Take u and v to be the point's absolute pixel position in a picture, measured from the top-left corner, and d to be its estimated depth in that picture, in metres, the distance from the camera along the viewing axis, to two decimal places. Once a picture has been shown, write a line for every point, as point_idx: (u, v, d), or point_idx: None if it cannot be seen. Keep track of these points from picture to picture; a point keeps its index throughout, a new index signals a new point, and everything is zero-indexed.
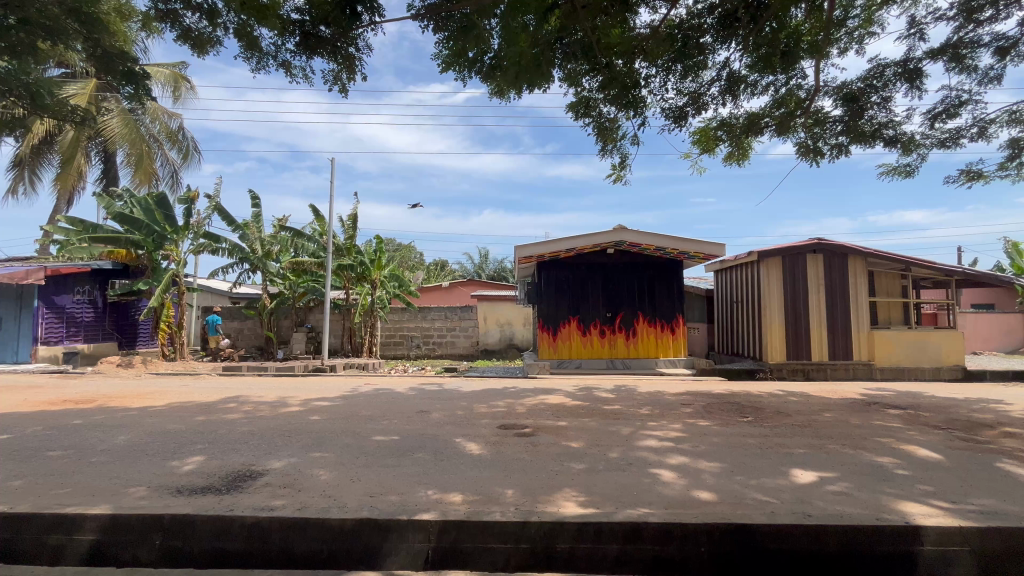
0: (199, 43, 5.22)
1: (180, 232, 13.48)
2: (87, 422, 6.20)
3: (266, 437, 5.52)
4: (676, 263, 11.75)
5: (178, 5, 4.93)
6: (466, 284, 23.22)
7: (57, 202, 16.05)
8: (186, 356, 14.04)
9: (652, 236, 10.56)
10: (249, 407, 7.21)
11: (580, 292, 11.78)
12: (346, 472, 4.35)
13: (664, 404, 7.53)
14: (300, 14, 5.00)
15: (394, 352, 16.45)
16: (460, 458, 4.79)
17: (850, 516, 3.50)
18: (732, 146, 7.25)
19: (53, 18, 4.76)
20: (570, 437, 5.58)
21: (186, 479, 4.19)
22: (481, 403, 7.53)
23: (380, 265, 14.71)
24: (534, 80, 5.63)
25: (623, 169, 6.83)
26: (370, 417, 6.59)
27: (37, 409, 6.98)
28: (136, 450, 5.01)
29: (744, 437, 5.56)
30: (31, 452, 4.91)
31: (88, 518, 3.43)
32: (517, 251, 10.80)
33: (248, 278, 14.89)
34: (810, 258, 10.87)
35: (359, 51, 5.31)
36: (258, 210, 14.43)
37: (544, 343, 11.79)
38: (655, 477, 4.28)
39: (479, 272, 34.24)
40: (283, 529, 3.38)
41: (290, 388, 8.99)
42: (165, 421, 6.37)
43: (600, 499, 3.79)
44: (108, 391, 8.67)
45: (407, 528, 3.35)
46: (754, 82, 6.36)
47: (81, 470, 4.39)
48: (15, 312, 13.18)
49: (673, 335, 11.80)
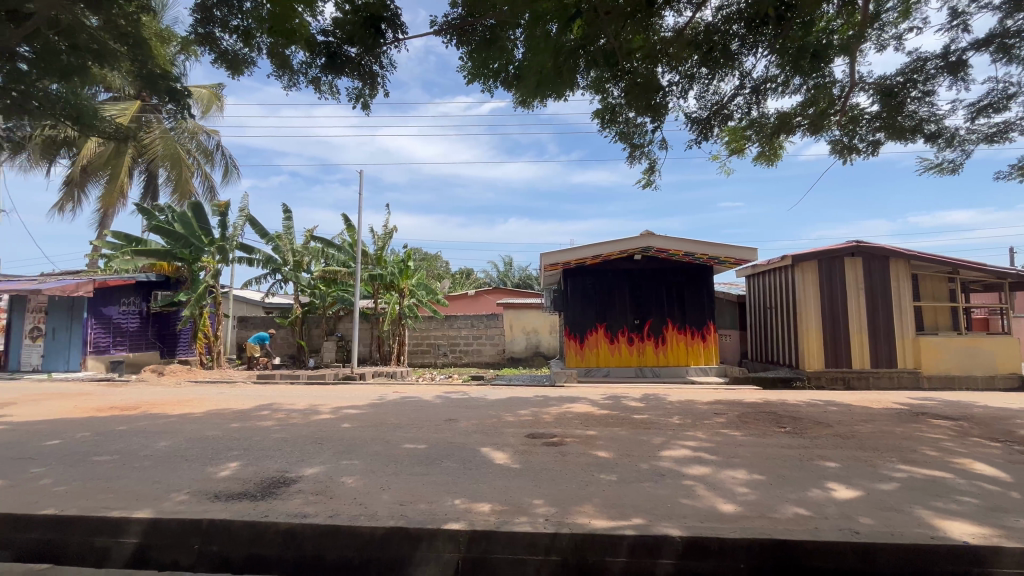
0: (234, 65, 5.45)
1: (215, 244, 14.05)
2: (130, 429, 6.44)
3: (299, 444, 5.65)
4: (706, 267, 11.51)
5: (216, 28, 5.19)
6: (493, 292, 23.33)
7: (106, 218, 16.99)
8: (222, 365, 14.56)
9: (681, 240, 10.22)
10: (281, 414, 7.38)
11: (607, 298, 11.65)
12: (377, 480, 4.38)
13: (696, 413, 7.34)
14: (327, 35, 5.17)
15: (422, 361, 16.62)
16: (488, 467, 4.78)
17: (901, 533, 3.30)
18: (763, 146, 7.06)
19: (100, 42, 5.09)
20: (600, 446, 5.50)
21: (223, 485, 4.31)
22: (508, 411, 7.51)
23: (408, 274, 14.88)
24: (557, 88, 5.64)
25: (652, 175, 6.74)
26: (399, 425, 6.64)
27: (87, 416, 7.33)
28: (176, 456, 5.18)
29: (782, 448, 5.36)
30: (80, 456, 5.15)
31: (133, 522, 3.54)
32: (544, 259, 10.58)
33: (280, 288, 15.31)
34: (846, 262, 10.45)
35: (383, 68, 5.42)
36: (290, 222, 14.87)
37: (571, 351, 11.68)
38: (688, 489, 4.16)
39: (505, 280, 34.25)
40: (317, 536, 3.41)
41: (322, 396, 9.16)
42: (204, 427, 6.58)
43: (632, 510, 3.71)
44: (150, 399, 8.96)
45: (437, 537, 3.34)
46: (784, 81, 6.18)
47: (126, 474, 4.57)
48: (67, 324, 14.04)
49: (704, 342, 11.54)
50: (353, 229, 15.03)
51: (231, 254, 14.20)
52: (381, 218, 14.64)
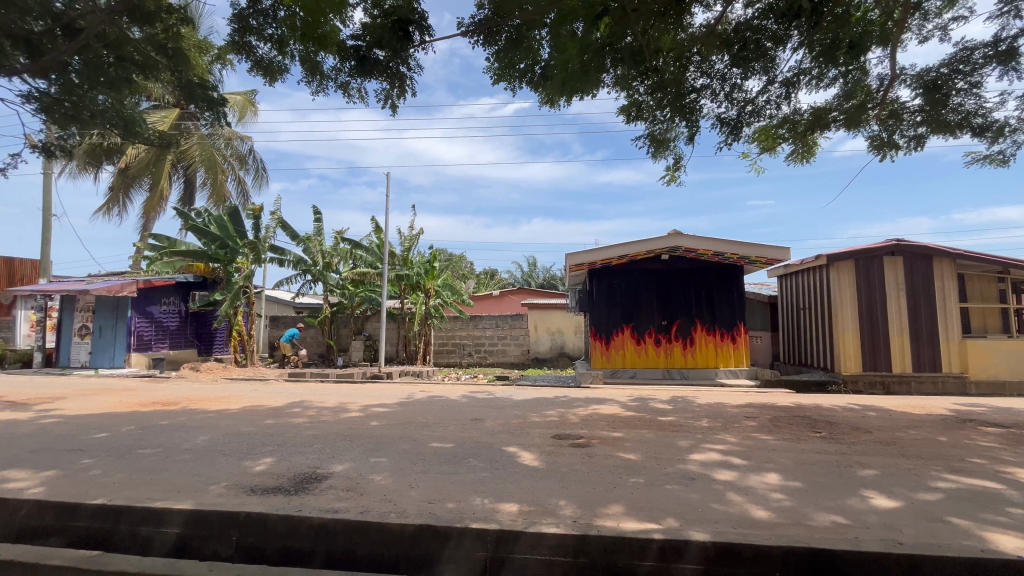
0: (269, 72, 5.61)
1: (248, 246, 14.43)
2: (171, 423, 6.72)
3: (330, 441, 5.78)
4: (736, 267, 11.25)
5: (252, 36, 5.36)
6: (518, 292, 23.36)
7: (147, 222, 17.76)
8: (255, 363, 15.03)
9: (710, 240, 10.01)
10: (313, 412, 7.58)
11: (633, 299, 11.50)
12: (405, 478, 4.44)
13: (726, 416, 7.17)
14: (357, 40, 5.28)
15: (447, 360, 16.77)
16: (515, 468, 4.78)
17: (947, 545, 3.15)
18: (796, 143, 6.85)
19: (144, 54, 5.34)
20: (627, 448, 5.44)
21: (259, 479, 4.44)
22: (534, 412, 7.50)
23: (433, 275, 15.05)
24: (583, 87, 5.59)
25: (677, 171, 6.62)
26: (426, 424, 6.71)
27: (131, 411, 7.68)
28: (214, 450, 5.38)
29: (817, 454, 5.19)
30: (126, 449, 5.40)
31: (175, 513, 3.69)
32: (570, 259, 10.52)
33: (310, 289, 15.70)
34: (886, 261, 10.06)
35: (410, 70, 5.50)
36: (320, 224, 15.24)
37: (597, 352, 11.58)
38: (719, 493, 4.07)
39: (529, 281, 34.20)
40: (347, 532, 3.48)
41: (351, 394, 9.35)
42: (239, 423, 6.81)
43: (661, 514, 3.65)
44: (188, 395, 9.33)
45: (465, 536, 3.36)
46: (819, 74, 5.98)
47: (168, 467, 4.77)
48: (112, 323, 14.70)
49: (734, 344, 11.28)
50: (380, 231, 15.31)
51: (264, 256, 14.54)
52: (407, 220, 14.84)
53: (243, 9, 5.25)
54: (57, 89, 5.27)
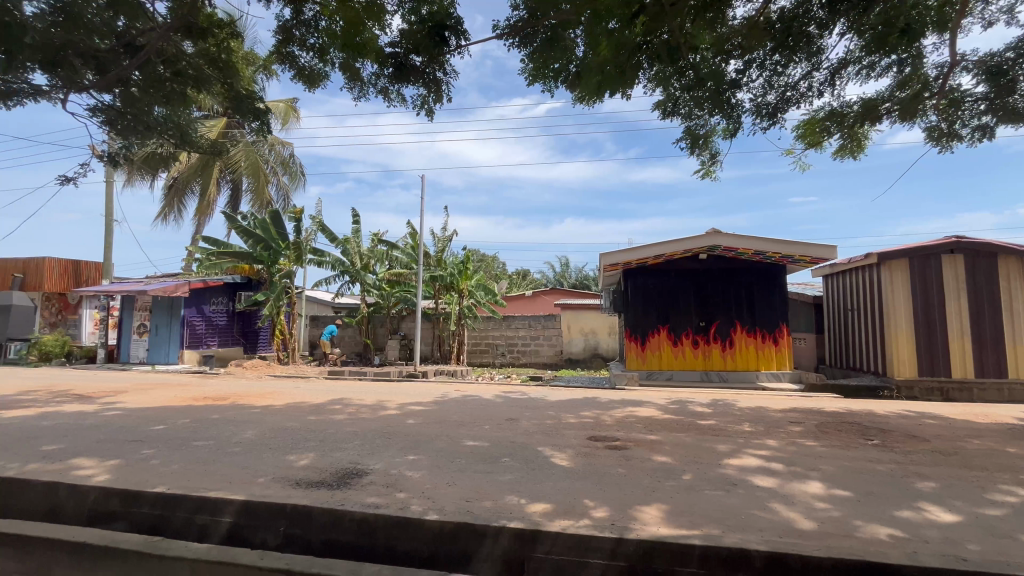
0: (311, 80, 5.81)
1: (291, 247, 15.05)
2: (221, 418, 7.06)
3: (370, 438, 5.93)
4: (778, 267, 10.86)
5: (295, 46, 5.57)
6: (551, 293, 23.30)
7: (198, 226, 18.72)
8: (297, 361, 15.61)
9: (750, 239, 9.69)
10: (352, 409, 7.80)
11: (670, 299, 11.27)
12: (442, 476, 4.51)
13: (769, 420, 6.92)
14: (395, 47, 5.42)
15: (481, 360, 16.92)
16: (550, 468, 4.77)
17: (1019, 565, 2.93)
18: (844, 137, 6.55)
19: (197, 68, 5.66)
20: (665, 452, 5.34)
21: (303, 473, 4.61)
22: (568, 413, 7.46)
23: (467, 275, 15.22)
24: (617, 86, 5.51)
25: (714, 166, 6.44)
26: (462, 423, 6.79)
27: (185, 405, 8.13)
28: (261, 444, 5.62)
29: (870, 463, 4.94)
30: (182, 441, 5.72)
31: (227, 503, 3.87)
32: (604, 259, 10.42)
33: (348, 289, 16.17)
34: (943, 259, 9.49)
35: (447, 76, 5.58)
36: (358, 227, 15.66)
37: (632, 354, 11.41)
38: (763, 501, 3.93)
39: (562, 281, 34.05)
40: (387, 527, 3.56)
41: (388, 392, 9.57)
42: (284, 418, 7.09)
43: (703, 519, 3.56)
44: (236, 391, 9.78)
45: (503, 536, 3.38)
46: (870, 63, 5.69)
47: (220, 459, 5.02)
48: (166, 321, 15.63)
49: (777, 346, 10.89)
50: (415, 233, 15.60)
51: (305, 256, 15.12)
52: (441, 221, 15.06)
53: (287, 20, 5.47)
54: (119, 103, 5.64)
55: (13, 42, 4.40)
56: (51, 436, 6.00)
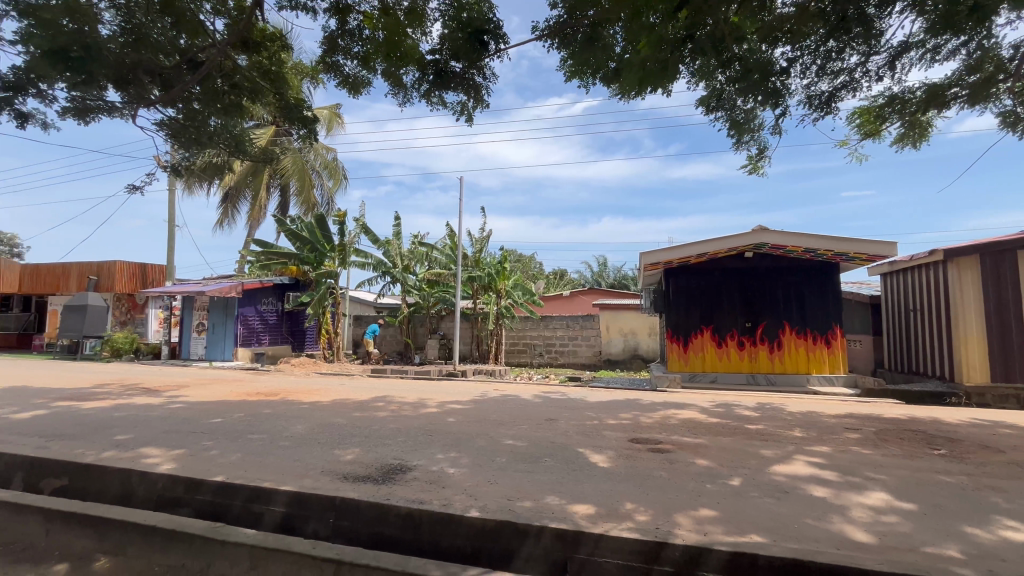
0: (355, 87, 6.00)
1: (336, 249, 15.61)
2: (273, 413, 7.42)
3: (412, 435, 6.07)
4: (831, 265, 10.33)
5: (340, 56, 5.78)
6: (589, 293, 23.07)
7: (249, 230, 19.70)
8: (342, 359, 16.17)
9: (800, 236, 9.25)
10: (395, 406, 8.01)
11: (714, 299, 10.93)
12: (484, 474, 4.56)
13: (822, 426, 6.59)
14: (435, 54, 5.53)
15: (518, 360, 16.98)
16: (591, 469, 4.74)
17: None
18: (906, 125, 6.15)
19: (252, 80, 5.97)
20: (710, 456, 5.18)
21: (350, 467, 4.77)
22: (608, 414, 7.37)
23: (504, 275, 15.34)
24: (659, 82, 5.38)
25: (762, 162, 6.19)
26: (501, 422, 6.84)
27: (240, 400, 8.58)
28: (310, 439, 5.86)
29: (936, 474, 4.62)
30: (238, 434, 6.05)
31: (280, 493, 4.06)
32: (644, 259, 10.23)
33: (389, 290, 16.59)
34: (1020, 255, 8.74)
35: (487, 80, 5.63)
36: (398, 228, 16.05)
37: (674, 355, 11.13)
38: (818, 510, 3.75)
39: (600, 281, 33.68)
40: (432, 523, 3.64)
41: (429, 391, 9.76)
42: (331, 414, 7.37)
43: (752, 527, 3.44)
44: (286, 387, 10.24)
45: (545, 535, 3.38)
46: (935, 46, 5.33)
47: (273, 452, 5.27)
48: (222, 321, 16.59)
49: (829, 348, 10.36)
50: (454, 234, 15.82)
51: (349, 258, 15.66)
52: (479, 222, 15.21)
53: (332, 30, 5.68)
54: (181, 116, 6.02)
55: (91, 62, 4.78)
56: (123, 426, 6.48)
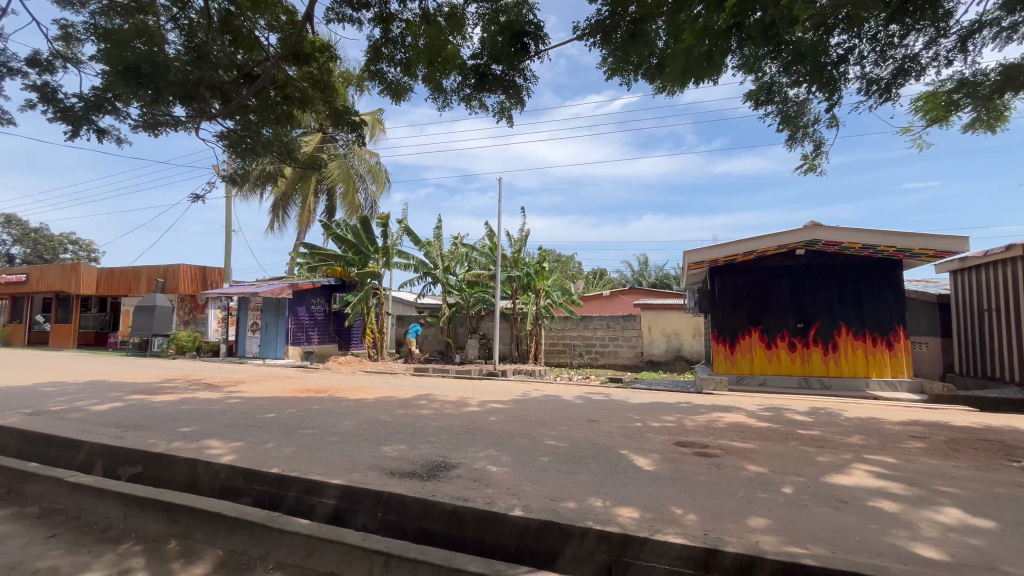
0: (397, 93, 6.15)
1: (379, 251, 16.09)
2: (322, 409, 7.73)
3: (455, 433, 6.17)
4: (892, 262, 9.73)
5: (384, 64, 5.95)
6: (629, 293, 22.68)
7: (299, 234, 20.59)
8: (385, 358, 16.64)
9: (858, 231, 8.74)
10: (437, 405, 8.17)
11: (762, 298, 10.51)
12: (526, 474, 4.57)
13: (884, 433, 6.21)
14: (476, 58, 5.60)
15: (558, 360, 16.92)
16: (635, 472, 4.66)
17: None
18: (979, 111, 5.69)
19: (302, 91, 6.24)
20: (760, 462, 4.99)
21: (396, 463, 4.91)
22: (651, 416, 7.23)
23: (543, 275, 15.31)
24: (704, 74, 5.22)
25: (818, 159, 5.89)
26: (542, 422, 6.84)
27: (292, 396, 9.00)
28: (358, 435, 6.06)
29: (1016, 488, 4.25)
30: (292, 428, 6.35)
31: (332, 486, 4.23)
32: (688, 257, 9.97)
33: (430, 290, 16.90)
34: None
35: (527, 82, 5.65)
36: (439, 230, 16.35)
37: (719, 356, 10.75)
38: (881, 523, 3.54)
39: (640, 280, 33.06)
40: (476, 520, 3.69)
41: (470, 390, 9.88)
42: (376, 411, 7.60)
43: (808, 538, 3.29)
44: (334, 384, 10.65)
45: (590, 537, 3.36)
46: (1012, 24, 4.91)
47: (323, 446, 5.49)
48: (274, 321, 17.47)
49: (891, 351, 9.74)
50: (493, 234, 15.95)
51: (392, 259, 16.11)
52: (518, 223, 15.28)
53: (376, 40, 5.86)
54: (238, 128, 6.38)
55: (160, 80, 5.13)
56: (188, 419, 6.94)
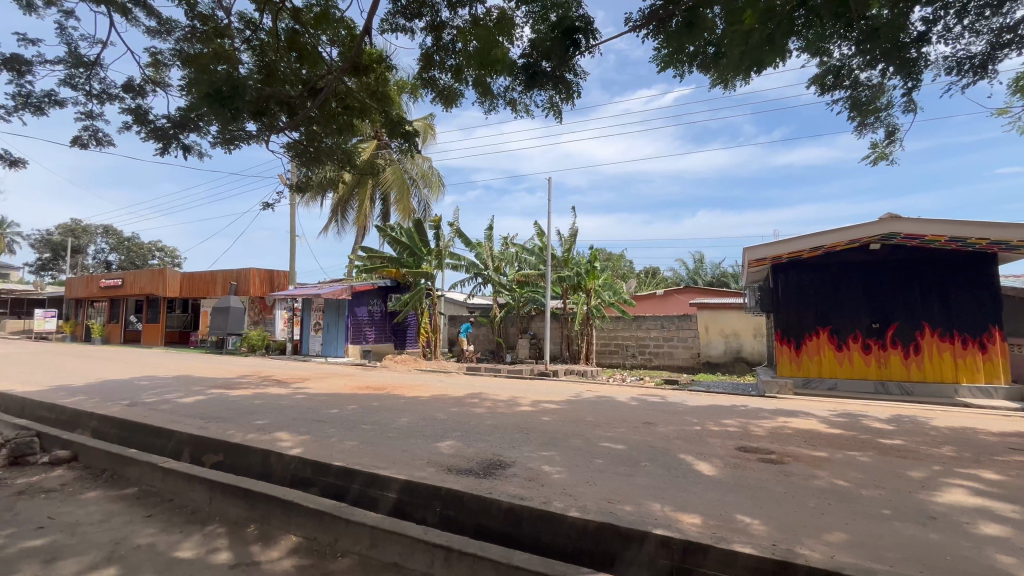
0: (448, 97, 6.28)
1: (432, 253, 16.53)
2: (382, 406, 8.04)
3: (509, 432, 6.23)
4: (984, 256, 8.84)
5: (436, 70, 6.10)
6: (684, 292, 21.92)
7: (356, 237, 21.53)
8: (439, 357, 17.06)
9: (942, 222, 7.95)
10: (490, 404, 8.27)
11: (832, 296, 9.84)
12: (582, 475, 4.55)
13: (978, 445, 5.64)
14: (526, 58, 5.60)
15: (610, 361, 16.67)
16: (696, 477, 4.52)
17: None
18: None
19: (360, 101, 6.52)
20: (834, 471, 4.69)
21: (453, 460, 5.03)
22: (711, 420, 6.97)
23: (593, 275, 15.12)
24: (765, 59, 4.96)
25: (890, 148, 5.47)
26: (596, 423, 6.77)
27: (353, 393, 9.42)
28: (415, 431, 6.26)
29: None
30: (354, 423, 6.66)
31: (393, 480, 4.40)
32: (748, 254, 9.53)
33: (481, 290, 17.12)
34: None
35: (578, 78, 5.61)
36: (489, 232, 16.56)
37: (784, 359, 10.17)
38: (977, 543, 3.22)
39: (696, 279, 31.86)
40: (534, 519, 3.72)
41: (522, 389, 9.94)
42: (432, 409, 7.81)
43: (891, 554, 3.06)
44: (391, 382, 11.04)
45: (650, 541, 3.29)
46: None
47: (384, 442, 5.72)
48: (335, 321, 18.53)
49: (984, 353, 8.85)
50: (543, 234, 15.93)
51: (444, 261, 16.51)
52: (568, 222, 15.20)
53: (428, 47, 6.04)
54: (303, 139, 6.77)
55: (236, 100, 5.44)
56: (261, 412, 7.44)
